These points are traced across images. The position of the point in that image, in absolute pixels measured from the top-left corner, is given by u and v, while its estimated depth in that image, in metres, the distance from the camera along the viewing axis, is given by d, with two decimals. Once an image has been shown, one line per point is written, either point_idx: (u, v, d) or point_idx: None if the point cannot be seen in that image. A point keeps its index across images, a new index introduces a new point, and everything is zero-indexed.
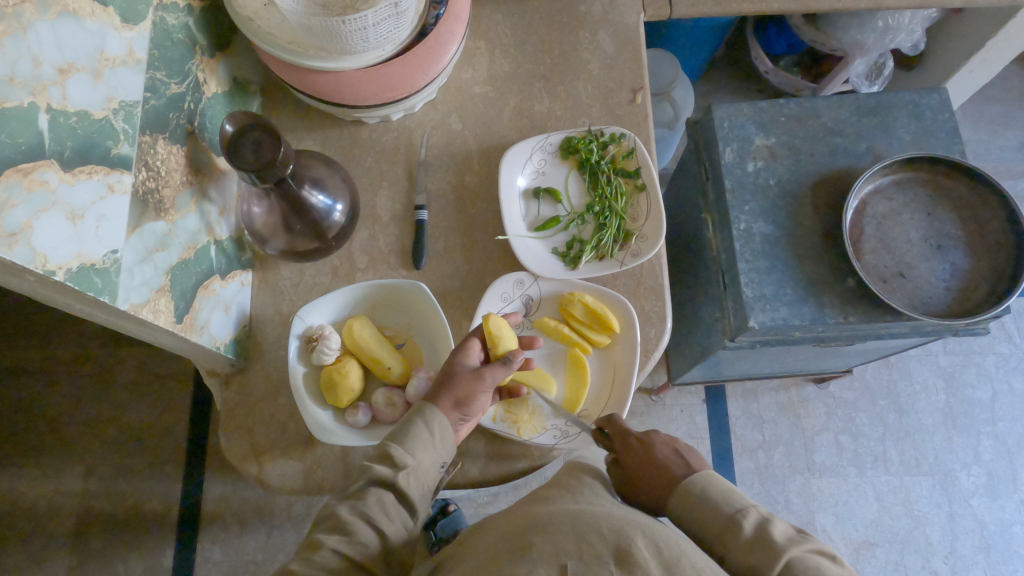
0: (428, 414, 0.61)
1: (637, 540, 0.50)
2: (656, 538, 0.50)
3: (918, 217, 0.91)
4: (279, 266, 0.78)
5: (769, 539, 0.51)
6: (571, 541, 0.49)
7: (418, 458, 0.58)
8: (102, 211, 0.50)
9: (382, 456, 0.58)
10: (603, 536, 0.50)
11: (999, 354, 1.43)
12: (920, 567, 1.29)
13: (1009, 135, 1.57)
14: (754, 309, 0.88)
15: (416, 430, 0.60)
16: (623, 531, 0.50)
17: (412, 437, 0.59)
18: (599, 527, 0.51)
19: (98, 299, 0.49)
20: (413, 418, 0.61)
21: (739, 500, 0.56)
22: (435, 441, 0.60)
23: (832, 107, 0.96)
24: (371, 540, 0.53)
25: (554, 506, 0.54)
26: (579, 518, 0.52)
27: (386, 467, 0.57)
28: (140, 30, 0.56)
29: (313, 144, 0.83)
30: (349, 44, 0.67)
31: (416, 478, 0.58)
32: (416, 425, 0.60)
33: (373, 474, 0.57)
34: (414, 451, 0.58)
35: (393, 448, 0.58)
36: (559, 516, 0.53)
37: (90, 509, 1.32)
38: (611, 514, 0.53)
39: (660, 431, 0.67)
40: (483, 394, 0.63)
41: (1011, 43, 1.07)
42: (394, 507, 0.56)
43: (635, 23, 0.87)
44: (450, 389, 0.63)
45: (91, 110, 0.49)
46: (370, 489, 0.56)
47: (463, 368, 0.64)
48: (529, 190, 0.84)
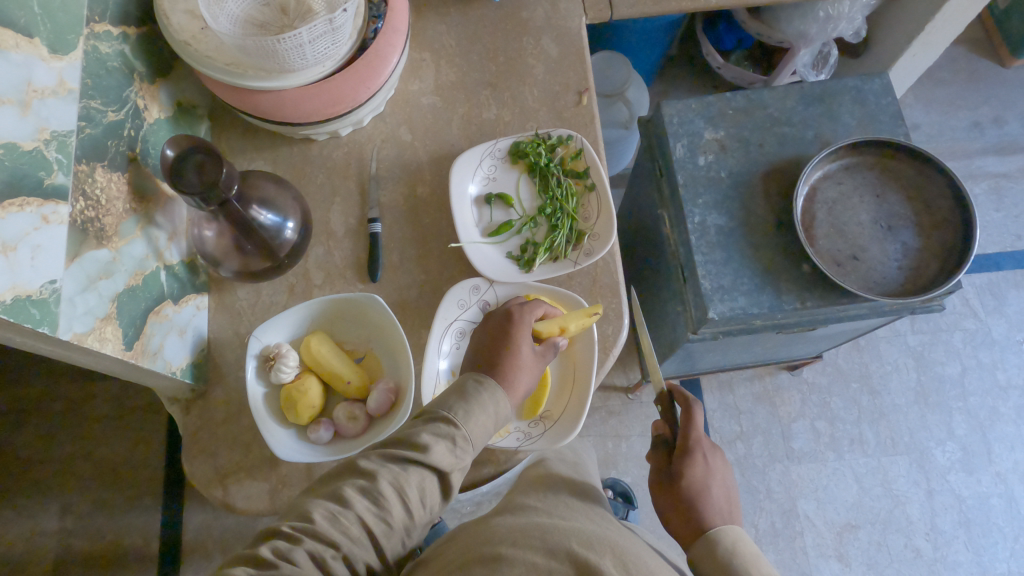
0: (500, 404, 0.59)
1: (605, 558, 0.50)
2: (623, 557, 0.51)
3: (867, 200, 0.93)
4: (235, 287, 0.78)
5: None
6: (540, 555, 0.50)
7: (473, 446, 0.57)
8: (37, 242, 0.50)
9: (440, 435, 0.56)
10: (570, 552, 0.50)
11: (966, 330, 1.46)
12: (903, 545, 1.31)
13: (960, 115, 1.60)
14: (713, 300, 0.88)
15: (483, 417, 0.58)
16: (592, 547, 0.51)
17: (480, 429, 0.58)
18: (568, 542, 0.51)
19: (36, 330, 0.49)
20: (485, 402, 0.58)
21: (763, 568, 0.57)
22: (493, 427, 0.59)
23: (778, 98, 0.97)
24: (397, 521, 0.53)
25: (524, 519, 0.55)
26: (551, 533, 0.53)
27: (444, 454, 0.55)
28: (70, 60, 0.57)
29: (263, 164, 0.83)
30: (287, 62, 0.67)
31: (464, 464, 0.57)
32: (485, 412, 0.58)
33: (429, 456, 0.54)
34: (474, 440, 0.57)
35: (458, 436, 0.56)
36: (531, 530, 0.53)
37: (68, 548, 1.30)
38: (582, 528, 0.54)
39: (720, 456, 0.70)
40: (534, 375, 0.65)
41: (949, 26, 1.10)
42: (431, 494, 0.55)
43: (578, 26, 0.89)
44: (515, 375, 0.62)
45: (20, 142, 0.49)
46: (416, 467, 0.54)
47: (524, 356, 0.64)
48: (480, 196, 0.85)
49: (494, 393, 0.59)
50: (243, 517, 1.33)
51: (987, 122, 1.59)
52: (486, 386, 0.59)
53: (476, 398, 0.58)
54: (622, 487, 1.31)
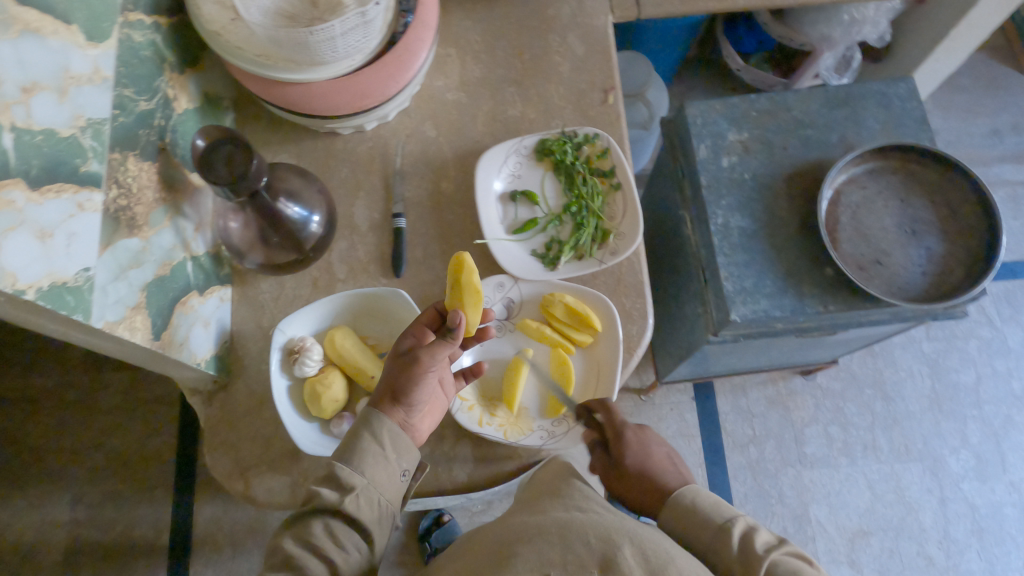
0: (375, 424, 0.61)
1: (624, 550, 0.49)
2: (642, 547, 0.50)
3: (891, 204, 0.92)
4: (259, 280, 0.77)
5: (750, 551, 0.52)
6: (558, 554, 0.49)
7: (367, 476, 0.59)
8: (73, 229, 0.49)
9: (329, 480, 0.58)
10: (589, 549, 0.49)
11: (981, 338, 1.45)
12: (915, 553, 1.30)
13: (979, 121, 1.59)
14: (735, 302, 0.88)
15: (365, 446, 0.60)
16: (610, 540, 0.50)
17: (367, 459, 0.59)
18: (586, 538, 0.50)
19: (71, 317, 0.49)
20: (360, 433, 0.61)
21: (727, 510, 0.57)
22: (388, 450, 0.60)
23: (802, 101, 0.97)
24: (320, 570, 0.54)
25: (542, 516, 0.54)
26: (565, 527, 0.52)
27: (332, 493, 0.57)
28: (105, 48, 0.56)
29: (287, 156, 0.83)
30: (318, 55, 0.67)
31: (366, 497, 0.58)
32: (364, 439, 0.60)
33: (318, 501, 0.57)
34: (364, 470, 0.59)
35: (339, 472, 0.58)
36: (546, 525, 0.52)
37: (79, 538, 1.30)
38: (600, 519, 0.53)
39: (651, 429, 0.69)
40: (426, 380, 0.61)
41: (974, 32, 1.09)
42: (341, 533, 0.56)
43: (604, 25, 0.88)
44: (391, 385, 0.62)
45: (58, 128, 0.49)
46: (317, 517, 0.56)
47: (402, 362, 0.62)
48: (505, 193, 0.85)
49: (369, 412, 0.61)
50: (254, 511, 1.32)
51: (1006, 130, 1.58)
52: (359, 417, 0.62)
53: (358, 422, 0.62)
54: None
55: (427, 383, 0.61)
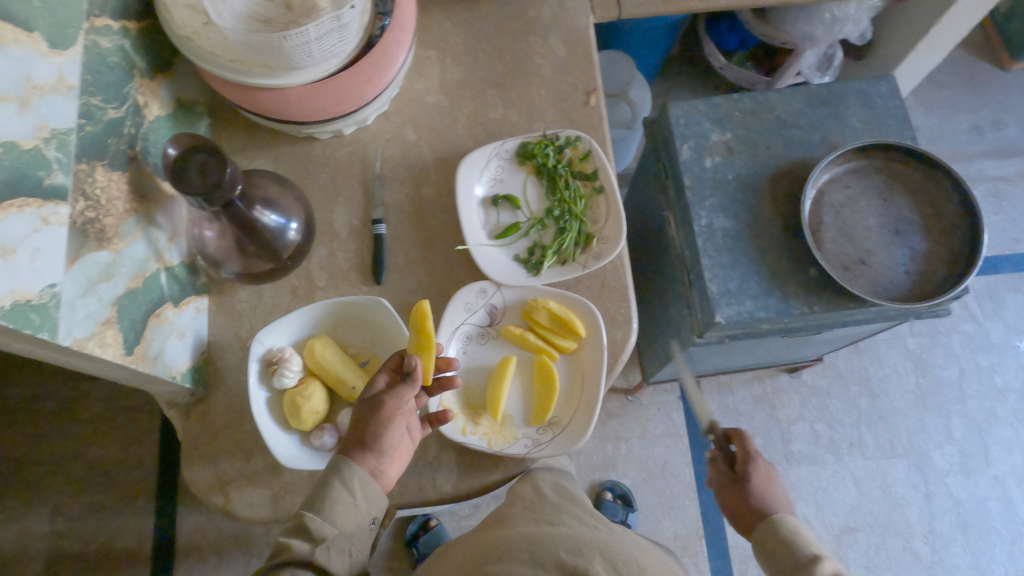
0: (345, 471, 0.60)
1: (594, 563, 0.49)
2: (612, 560, 0.50)
3: (875, 203, 0.92)
4: (236, 289, 0.76)
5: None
6: (527, 566, 0.48)
7: (338, 525, 0.58)
8: (37, 244, 0.48)
9: (298, 530, 0.57)
10: (559, 561, 0.49)
11: (964, 334, 1.46)
12: (901, 548, 1.31)
13: (960, 118, 1.60)
14: (720, 304, 0.88)
15: (336, 493, 0.59)
16: (582, 554, 0.50)
17: (337, 507, 0.58)
18: (557, 551, 0.50)
19: (36, 335, 0.47)
20: (330, 481, 0.59)
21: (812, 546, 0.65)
22: (358, 500, 0.59)
23: (785, 100, 0.97)
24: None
25: (514, 531, 0.54)
26: (537, 541, 0.51)
27: (301, 544, 0.56)
28: (71, 55, 0.55)
29: (265, 163, 0.81)
30: (293, 60, 0.66)
31: (337, 548, 0.58)
32: (334, 487, 0.59)
33: (288, 553, 0.55)
34: (335, 520, 0.58)
35: (310, 522, 0.57)
36: (518, 540, 0.52)
37: (59, 550, 1.27)
38: (572, 533, 0.53)
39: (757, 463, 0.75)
40: (394, 426, 0.62)
41: (954, 29, 1.10)
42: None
43: (586, 25, 0.87)
44: (359, 431, 0.61)
45: (19, 140, 0.47)
46: (287, 568, 0.54)
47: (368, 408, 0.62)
48: (487, 198, 0.84)
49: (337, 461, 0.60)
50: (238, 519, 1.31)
51: (987, 126, 1.59)
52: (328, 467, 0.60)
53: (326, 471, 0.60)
54: (621, 489, 1.32)
55: (397, 428, 0.62)
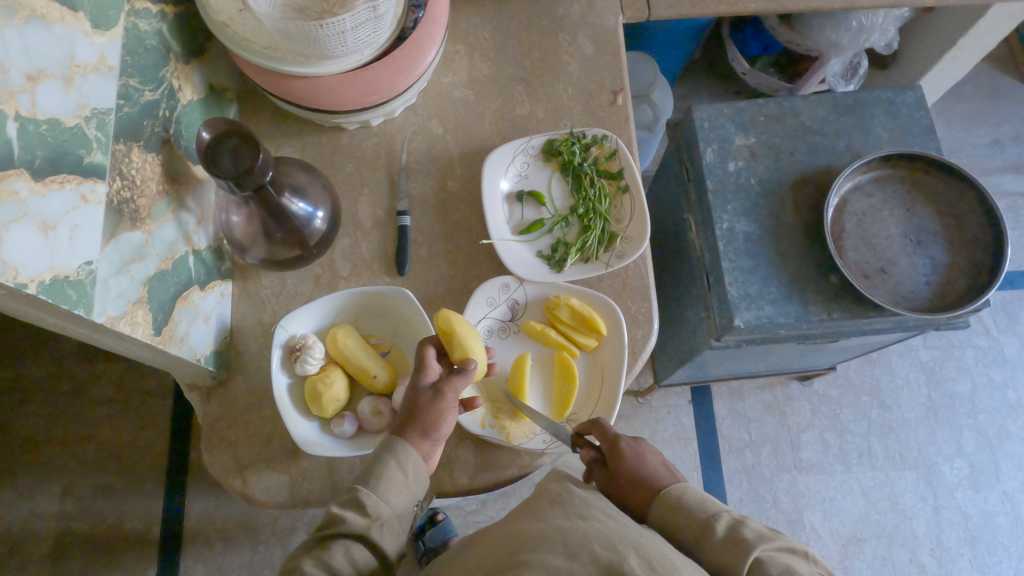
0: (401, 453, 0.60)
1: (628, 558, 0.46)
2: (647, 554, 0.47)
3: (897, 213, 0.92)
4: (260, 276, 0.76)
5: (738, 537, 0.50)
6: (561, 557, 0.46)
7: (392, 504, 0.58)
8: (75, 221, 0.48)
9: (352, 503, 0.57)
10: (593, 555, 0.46)
11: (978, 348, 1.45)
12: (908, 560, 1.30)
13: (981, 131, 1.60)
14: (739, 308, 0.88)
15: (391, 473, 0.59)
16: (615, 548, 0.47)
17: (390, 486, 0.58)
18: (589, 544, 0.47)
19: (72, 311, 0.48)
20: (387, 459, 0.59)
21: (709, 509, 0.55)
22: (410, 481, 0.59)
23: (810, 107, 0.97)
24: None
25: (544, 524, 0.50)
26: (570, 535, 0.48)
27: (357, 519, 0.56)
28: (112, 35, 0.55)
29: (291, 151, 0.82)
30: (327, 49, 0.66)
31: (388, 526, 0.58)
32: (389, 466, 0.59)
33: (343, 527, 0.56)
34: (390, 498, 0.58)
35: (365, 498, 0.57)
36: (548, 533, 0.49)
37: (68, 530, 1.28)
38: (606, 527, 0.49)
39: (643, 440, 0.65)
40: (450, 416, 0.63)
41: (982, 41, 1.10)
42: (362, 560, 0.55)
43: (615, 25, 0.87)
44: (416, 417, 0.61)
45: (62, 118, 0.48)
46: (337, 541, 0.55)
47: (424, 394, 0.63)
48: (512, 193, 0.84)
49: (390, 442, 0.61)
50: (247, 506, 1.32)
51: (1007, 140, 1.59)
52: (386, 444, 0.60)
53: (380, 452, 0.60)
54: None
55: (450, 417, 0.63)
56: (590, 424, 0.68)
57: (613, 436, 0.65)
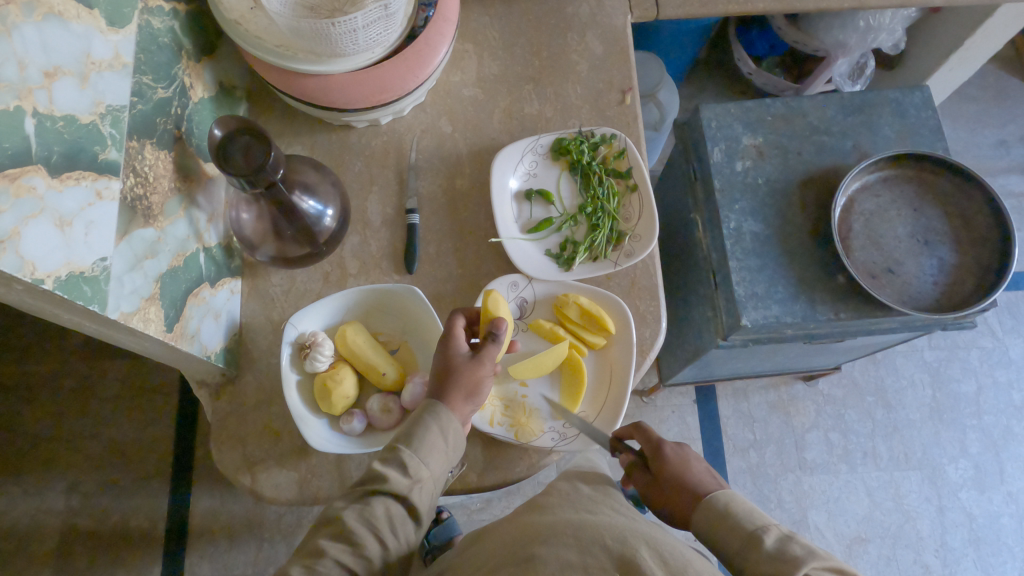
0: (444, 419, 0.60)
1: (640, 549, 0.46)
2: (659, 546, 0.47)
3: (905, 213, 0.92)
4: (270, 273, 0.77)
5: (787, 554, 0.48)
6: (573, 552, 0.46)
7: (431, 468, 0.58)
8: (91, 217, 0.49)
9: (394, 463, 0.57)
10: (605, 548, 0.46)
11: (983, 348, 1.45)
12: (913, 561, 1.30)
13: (987, 132, 1.60)
14: (746, 307, 0.88)
15: (433, 438, 0.59)
16: (626, 541, 0.47)
17: (431, 450, 0.58)
18: (601, 537, 0.47)
19: (87, 308, 0.48)
20: (428, 423, 0.59)
21: (760, 518, 0.53)
22: (448, 447, 0.60)
23: (818, 107, 0.97)
24: (374, 552, 0.53)
25: (554, 518, 0.50)
26: (581, 528, 0.48)
27: (399, 478, 0.56)
28: (126, 33, 0.55)
29: (301, 149, 0.82)
30: (339, 47, 0.66)
31: (426, 489, 0.58)
32: (431, 431, 0.59)
33: (385, 485, 0.56)
34: (429, 462, 0.58)
35: (407, 459, 0.57)
36: (560, 526, 0.49)
37: (74, 527, 1.28)
38: (615, 521, 0.50)
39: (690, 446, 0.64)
40: (485, 382, 0.64)
41: (989, 42, 1.10)
42: (400, 520, 0.56)
43: (623, 25, 0.88)
44: (456, 383, 0.62)
45: (78, 115, 0.48)
46: (378, 498, 0.56)
47: (460, 359, 0.63)
48: (520, 192, 0.84)
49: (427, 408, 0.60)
50: (252, 504, 1.32)
51: (1013, 141, 1.59)
52: (427, 409, 0.60)
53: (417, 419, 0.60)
54: None
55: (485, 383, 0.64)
56: (631, 427, 0.68)
57: (656, 442, 0.64)
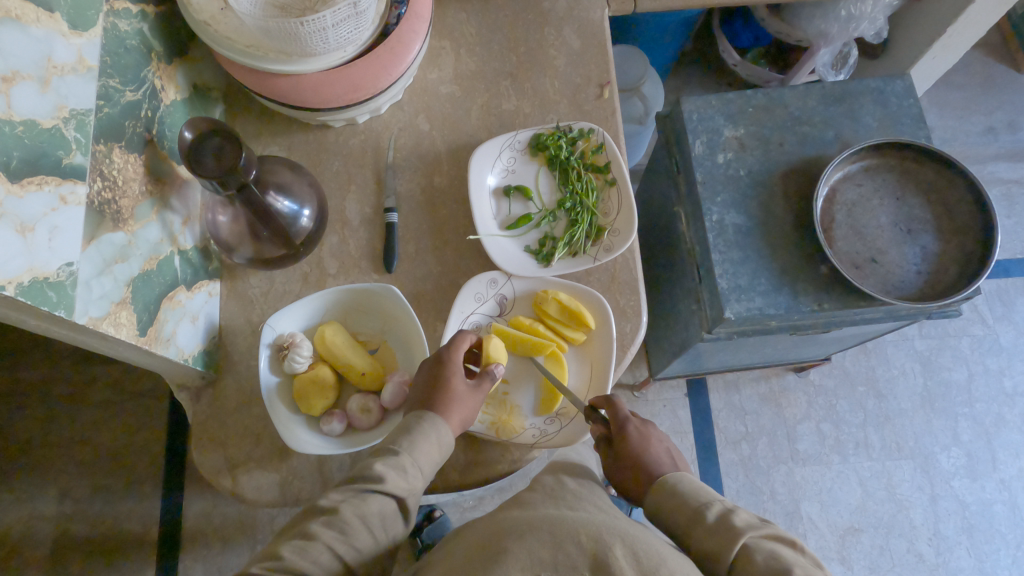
0: (442, 434, 0.60)
1: (614, 547, 0.45)
2: (634, 544, 0.46)
3: (887, 202, 0.92)
4: (248, 275, 0.76)
5: (727, 525, 0.50)
6: (547, 548, 0.46)
7: (424, 474, 0.58)
8: (55, 222, 0.48)
9: (392, 463, 0.56)
10: (579, 546, 0.46)
11: (973, 336, 1.45)
12: (906, 550, 1.30)
13: (974, 119, 1.59)
14: (729, 300, 0.88)
15: (430, 446, 0.59)
16: (601, 539, 0.46)
17: (425, 456, 0.59)
18: (576, 533, 0.47)
19: (53, 313, 0.48)
20: (427, 431, 0.60)
21: (707, 496, 0.54)
22: (439, 455, 0.60)
23: (799, 97, 0.96)
24: (366, 546, 0.53)
25: (532, 513, 0.50)
26: (558, 525, 0.48)
27: (397, 480, 0.56)
28: (91, 37, 0.55)
29: (278, 149, 0.82)
30: (310, 46, 0.66)
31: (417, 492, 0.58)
32: (429, 439, 0.59)
33: (384, 486, 0.55)
34: (424, 468, 0.58)
35: (407, 464, 0.57)
36: (537, 522, 0.48)
37: (66, 533, 1.28)
38: (595, 518, 0.49)
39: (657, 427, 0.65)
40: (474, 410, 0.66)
41: (971, 28, 1.09)
42: (392, 519, 0.55)
43: (600, 19, 0.87)
44: (459, 409, 0.63)
45: (39, 119, 0.48)
46: (374, 496, 0.54)
47: (462, 387, 0.64)
48: (499, 188, 0.84)
49: (419, 416, 0.61)
50: (244, 506, 1.32)
51: (1000, 128, 1.58)
52: (426, 418, 0.60)
53: (409, 427, 0.60)
54: None
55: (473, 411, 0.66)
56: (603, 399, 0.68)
57: (620, 416, 0.65)
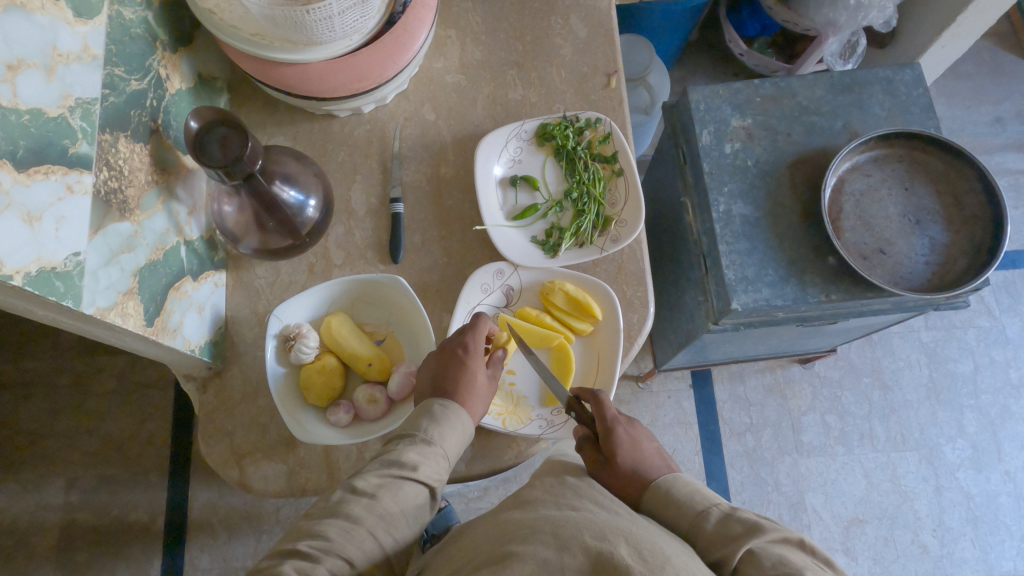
0: (466, 424, 0.61)
1: (619, 547, 0.45)
2: (638, 543, 0.46)
3: (896, 192, 0.91)
4: (254, 265, 0.76)
5: (732, 533, 0.50)
6: (551, 549, 0.45)
7: (450, 463, 0.60)
8: (61, 212, 0.48)
9: (423, 451, 0.58)
10: (584, 546, 0.45)
11: (980, 328, 1.45)
12: (910, 541, 1.30)
13: (983, 109, 1.58)
14: (736, 291, 0.87)
15: (455, 437, 0.60)
16: (605, 538, 0.46)
17: (452, 444, 0.60)
18: (579, 535, 0.46)
19: (61, 303, 0.48)
20: (454, 421, 0.60)
21: (706, 498, 0.54)
22: (461, 443, 0.61)
23: (807, 86, 0.96)
24: (402, 534, 0.54)
25: (533, 514, 0.49)
26: (561, 526, 0.47)
27: (429, 468, 0.57)
28: (95, 24, 0.55)
29: (283, 139, 0.81)
30: (315, 35, 0.65)
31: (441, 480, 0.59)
32: (456, 428, 0.61)
33: (419, 474, 0.56)
34: (451, 457, 0.60)
35: (436, 454, 0.58)
36: (539, 524, 0.48)
37: (73, 522, 1.29)
38: (595, 516, 0.48)
39: (641, 424, 0.65)
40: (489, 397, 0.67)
41: (982, 17, 1.08)
42: (422, 505, 0.56)
43: (607, 7, 0.86)
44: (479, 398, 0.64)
45: (44, 108, 0.47)
46: (408, 483, 0.55)
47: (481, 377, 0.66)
48: (505, 178, 0.83)
49: (446, 405, 0.61)
50: (250, 497, 1.32)
51: (1009, 118, 1.57)
52: (451, 408, 0.61)
53: (436, 415, 0.60)
54: None
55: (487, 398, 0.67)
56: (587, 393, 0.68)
57: (608, 415, 0.64)
